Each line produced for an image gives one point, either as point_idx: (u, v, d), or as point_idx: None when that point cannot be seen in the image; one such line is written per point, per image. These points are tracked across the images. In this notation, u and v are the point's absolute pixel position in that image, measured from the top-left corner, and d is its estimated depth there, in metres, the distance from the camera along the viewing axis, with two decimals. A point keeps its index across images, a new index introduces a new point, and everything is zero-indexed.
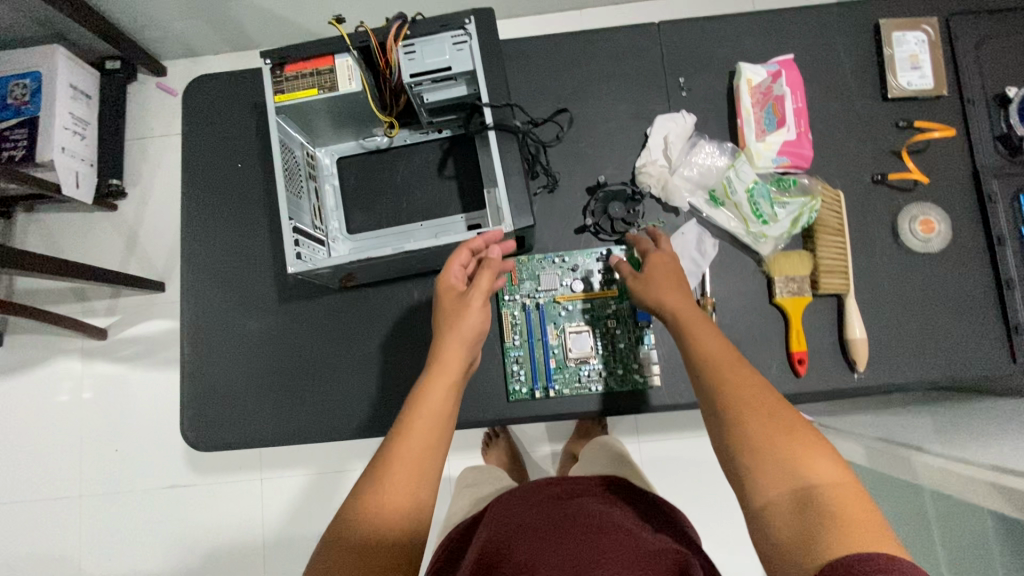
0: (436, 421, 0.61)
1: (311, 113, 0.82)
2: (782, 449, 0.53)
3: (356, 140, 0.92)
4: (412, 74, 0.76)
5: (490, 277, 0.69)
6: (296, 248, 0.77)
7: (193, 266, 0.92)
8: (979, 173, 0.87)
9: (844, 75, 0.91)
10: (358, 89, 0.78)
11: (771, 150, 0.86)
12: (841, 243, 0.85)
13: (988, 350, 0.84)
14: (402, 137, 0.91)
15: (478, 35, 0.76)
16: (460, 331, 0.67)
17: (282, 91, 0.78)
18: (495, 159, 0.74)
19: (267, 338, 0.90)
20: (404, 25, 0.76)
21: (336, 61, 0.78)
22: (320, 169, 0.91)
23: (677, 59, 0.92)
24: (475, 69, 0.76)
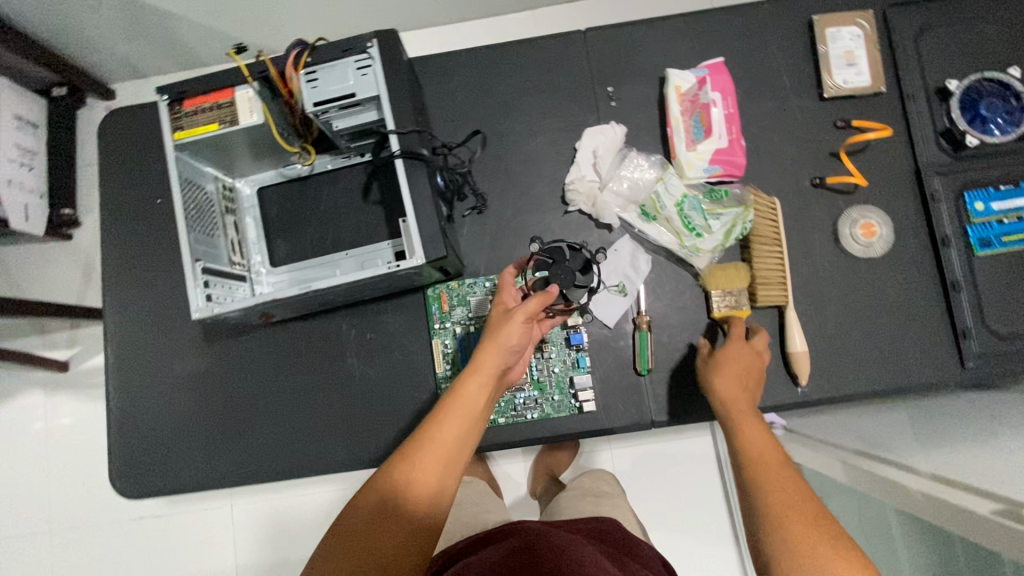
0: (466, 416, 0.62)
1: (220, 147, 0.79)
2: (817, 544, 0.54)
3: (276, 169, 0.89)
4: (315, 102, 0.73)
5: (537, 300, 0.66)
6: (205, 289, 0.74)
7: (116, 307, 0.89)
8: (921, 172, 0.84)
9: (779, 76, 0.88)
10: (260, 122, 0.74)
11: (702, 160, 0.83)
12: (780, 253, 0.82)
13: (935, 355, 0.81)
14: (323, 162, 0.88)
15: (382, 58, 0.73)
16: (501, 339, 0.65)
17: (182, 127, 0.75)
18: (404, 189, 0.71)
19: (195, 380, 0.87)
20: (303, 52, 0.73)
21: (236, 94, 0.74)
22: (240, 202, 0.88)
23: (605, 68, 0.89)
24: (380, 94, 0.73)
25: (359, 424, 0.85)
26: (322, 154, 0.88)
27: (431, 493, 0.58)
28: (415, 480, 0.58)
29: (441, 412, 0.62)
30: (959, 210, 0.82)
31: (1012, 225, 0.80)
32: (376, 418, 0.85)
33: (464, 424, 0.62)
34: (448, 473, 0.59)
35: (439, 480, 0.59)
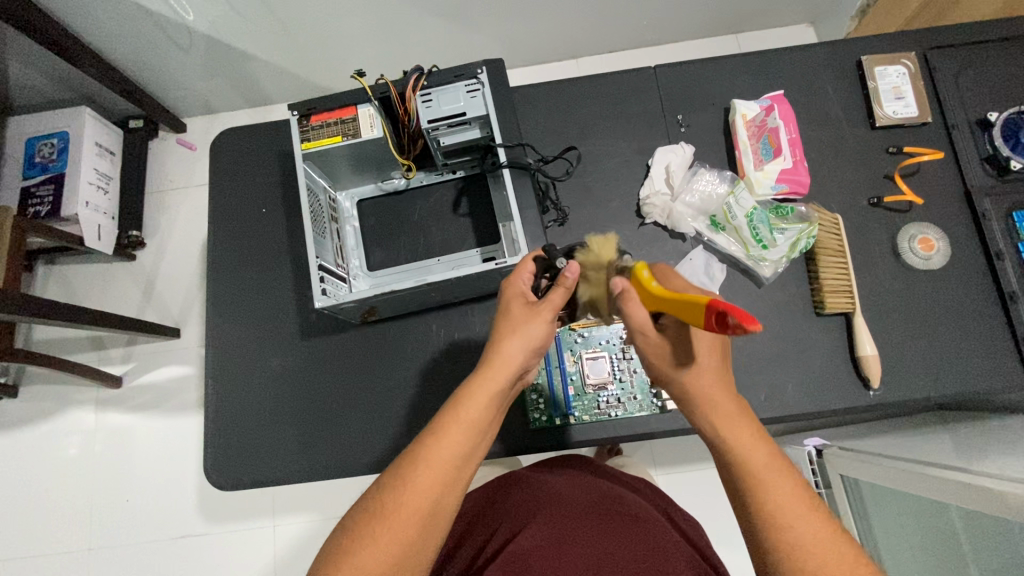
0: (455, 455, 0.59)
1: (335, 160, 0.88)
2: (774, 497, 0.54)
3: (375, 183, 0.97)
4: (429, 120, 0.81)
5: (562, 294, 0.65)
6: (321, 283, 0.80)
7: (219, 305, 0.95)
8: (971, 193, 0.91)
9: (833, 107, 0.97)
10: (379, 135, 0.84)
11: (769, 179, 0.90)
12: (844, 263, 0.87)
13: (999, 361, 0.85)
14: (420, 178, 0.97)
15: (490, 83, 0.83)
16: (523, 338, 0.65)
17: (309, 139, 0.85)
18: (511, 196, 0.81)
19: (288, 375, 0.92)
20: (421, 76, 0.82)
21: (359, 111, 0.85)
22: (341, 212, 0.96)
23: (675, 99, 0.98)
24: (489, 113, 0.82)
25: None
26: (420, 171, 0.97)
27: (424, 511, 0.56)
28: (408, 497, 0.56)
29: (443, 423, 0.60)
30: (1010, 227, 0.88)
31: None
32: None
33: (467, 436, 0.60)
34: (446, 490, 0.58)
35: (438, 494, 0.57)
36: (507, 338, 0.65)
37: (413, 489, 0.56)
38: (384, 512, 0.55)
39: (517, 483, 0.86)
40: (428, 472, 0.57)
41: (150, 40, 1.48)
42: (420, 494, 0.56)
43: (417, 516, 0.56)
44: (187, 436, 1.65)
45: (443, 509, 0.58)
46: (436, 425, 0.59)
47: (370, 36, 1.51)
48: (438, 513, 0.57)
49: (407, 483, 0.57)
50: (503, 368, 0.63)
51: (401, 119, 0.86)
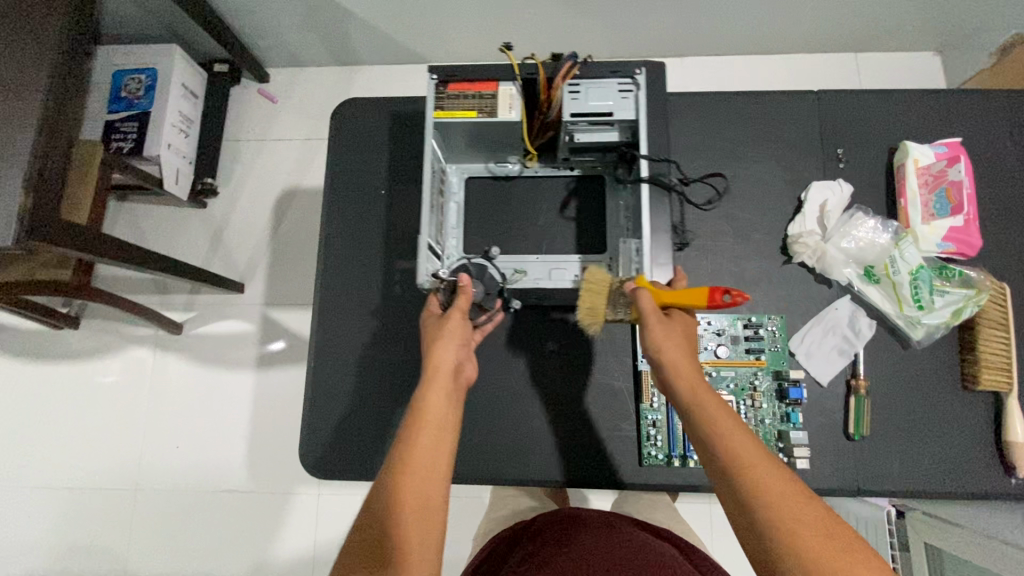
0: (427, 462, 0.60)
1: (460, 134, 0.82)
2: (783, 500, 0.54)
3: (487, 164, 0.91)
4: (571, 113, 0.76)
5: (465, 299, 0.71)
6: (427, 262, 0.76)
7: (330, 283, 0.91)
8: None
9: (1010, 163, 0.88)
10: (516, 119, 0.78)
11: (936, 234, 0.83)
12: (1006, 338, 0.81)
13: None
14: (541, 169, 0.90)
15: (644, 86, 0.75)
16: (444, 343, 0.68)
17: (442, 107, 0.78)
18: (644, 215, 0.75)
19: (394, 369, 0.88)
20: (575, 65, 0.76)
21: (500, 88, 0.78)
22: (448, 187, 0.89)
23: (836, 130, 0.91)
24: (638, 119, 0.75)
25: (553, 443, 0.84)
26: (543, 160, 0.90)
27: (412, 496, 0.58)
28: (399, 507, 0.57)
29: (408, 433, 0.61)
30: None
31: None
32: (573, 436, 0.84)
33: (432, 438, 0.61)
34: (430, 485, 0.59)
35: (423, 496, 0.58)
36: (435, 346, 0.68)
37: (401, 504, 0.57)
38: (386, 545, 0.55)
39: (539, 529, 0.76)
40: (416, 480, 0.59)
41: None
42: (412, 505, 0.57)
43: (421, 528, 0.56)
44: (240, 391, 1.64)
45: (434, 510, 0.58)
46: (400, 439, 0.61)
47: (482, 9, 1.42)
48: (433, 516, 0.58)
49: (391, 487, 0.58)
50: (441, 373, 0.66)
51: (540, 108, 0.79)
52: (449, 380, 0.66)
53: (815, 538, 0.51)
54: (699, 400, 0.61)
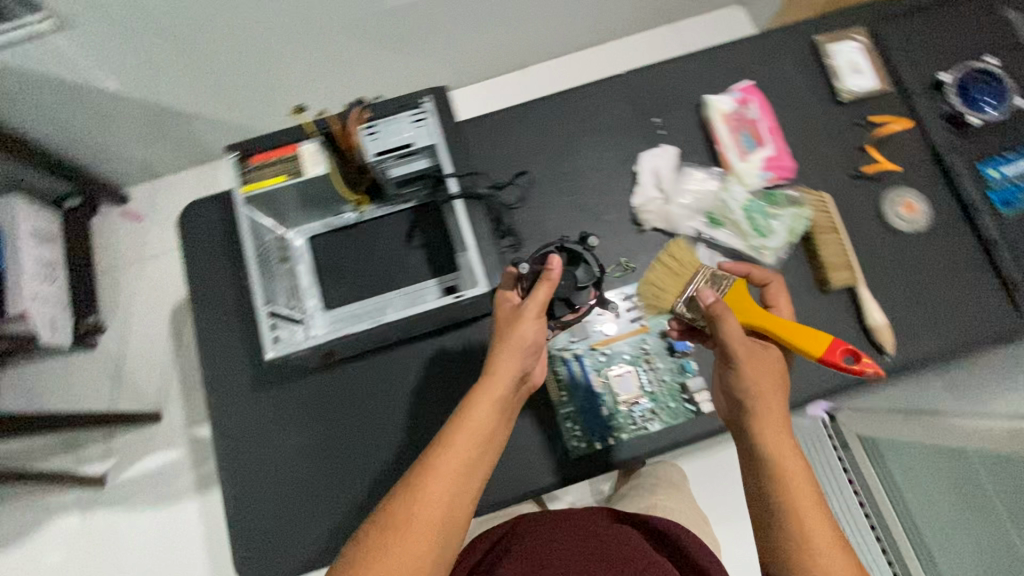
0: (461, 461, 0.64)
1: (280, 199, 0.83)
2: (807, 513, 0.63)
3: (324, 219, 0.93)
4: (375, 152, 0.79)
5: (546, 288, 0.69)
6: (272, 332, 0.78)
7: (219, 386, 0.89)
8: (939, 153, 0.96)
9: (799, 89, 1.00)
10: (323, 171, 0.79)
11: (755, 168, 0.92)
12: (842, 240, 0.89)
13: (992, 308, 0.90)
14: (373, 211, 0.92)
15: (436, 112, 0.81)
16: (517, 341, 0.69)
17: (249, 181, 0.79)
18: (465, 228, 0.77)
19: (307, 450, 0.87)
20: (363, 109, 0.80)
21: (300, 148, 0.80)
22: (292, 252, 0.91)
23: (649, 103, 0.99)
24: (436, 142, 0.79)
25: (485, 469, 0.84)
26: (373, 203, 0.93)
27: (443, 524, 0.61)
28: (422, 505, 0.61)
29: (453, 431, 0.66)
30: (979, 181, 0.94)
31: None
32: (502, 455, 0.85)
33: (473, 443, 0.65)
34: (457, 495, 0.63)
35: (449, 500, 0.62)
36: (499, 349, 0.69)
37: (423, 500, 0.61)
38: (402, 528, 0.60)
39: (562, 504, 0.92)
40: (436, 480, 0.63)
41: (78, 113, 1.38)
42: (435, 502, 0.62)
43: (441, 520, 0.61)
44: (188, 523, 1.54)
45: (458, 510, 0.63)
46: (447, 433, 0.65)
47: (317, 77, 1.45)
48: (452, 518, 0.62)
49: (420, 483, 0.62)
50: (499, 377, 0.68)
51: (338, 153, 0.80)
52: (506, 388, 0.69)
53: (824, 549, 0.61)
54: (762, 397, 0.69)
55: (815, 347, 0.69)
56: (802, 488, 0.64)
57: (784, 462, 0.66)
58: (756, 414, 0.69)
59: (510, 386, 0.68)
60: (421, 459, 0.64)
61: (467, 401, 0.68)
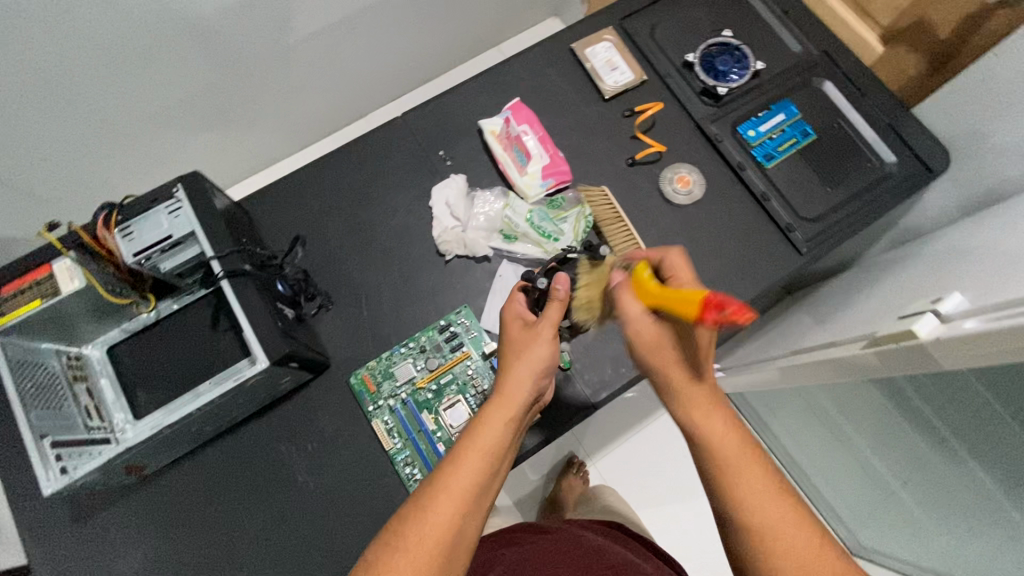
0: (471, 487, 0.60)
1: (56, 321, 0.82)
2: (752, 493, 0.57)
3: (120, 325, 0.90)
4: (134, 253, 0.79)
5: (558, 308, 0.73)
6: (57, 463, 0.73)
7: (34, 532, 0.83)
8: (701, 124, 1.03)
9: (568, 95, 1.06)
10: (81, 285, 0.79)
11: (536, 179, 0.96)
12: (625, 227, 0.94)
13: (778, 254, 0.97)
14: (168, 305, 0.90)
15: (189, 198, 0.82)
16: (530, 360, 0.71)
17: (3, 313, 0.78)
18: (238, 310, 0.76)
19: (146, 571, 0.83)
20: (111, 212, 0.80)
21: (53, 267, 0.80)
22: (91, 368, 0.88)
23: (431, 138, 1.02)
24: (194, 228, 0.80)
25: (333, 536, 0.84)
26: (165, 297, 0.90)
27: (443, 552, 0.56)
28: (428, 527, 0.56)
29: (460, 450, 0.62)
30: (740, 142, 1.02)
31: (781, 137, 1.01)
32: (350, 518, 0.85)
33: (485, 460, 0.62)
34: (468, 520, 0.58)
35: (454, 528, 0.57)
36: (517, 364, 0.70)
37: (428, 524, 0.57)
38: (390, 550, 0.56)
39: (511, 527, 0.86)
40: (448, 499, 0.58)
41: None
42: (438, 534, 0.56)
43: (446, 551, 0.56)
44: None
45: (464, 540, 0.58)
46: (454, 449, 0.62)
47: None
48: (459, 546, 0.58)
49: (426, 506, 0.58)
50: (513, 395, 0.68)
51: (102, 260, 0.82)
52: (521, 406, 0.68)
53: (776, 537, 0.55)
54: (682, 379, 0.64)
55: (689, 312, 0.58)
56: (748, 475, 0.58)
57: (723, 445, 0.60)
58: (682, 397, 0.64)
59: (522, 407, 0.68)
60: (429, 480, 0.61)
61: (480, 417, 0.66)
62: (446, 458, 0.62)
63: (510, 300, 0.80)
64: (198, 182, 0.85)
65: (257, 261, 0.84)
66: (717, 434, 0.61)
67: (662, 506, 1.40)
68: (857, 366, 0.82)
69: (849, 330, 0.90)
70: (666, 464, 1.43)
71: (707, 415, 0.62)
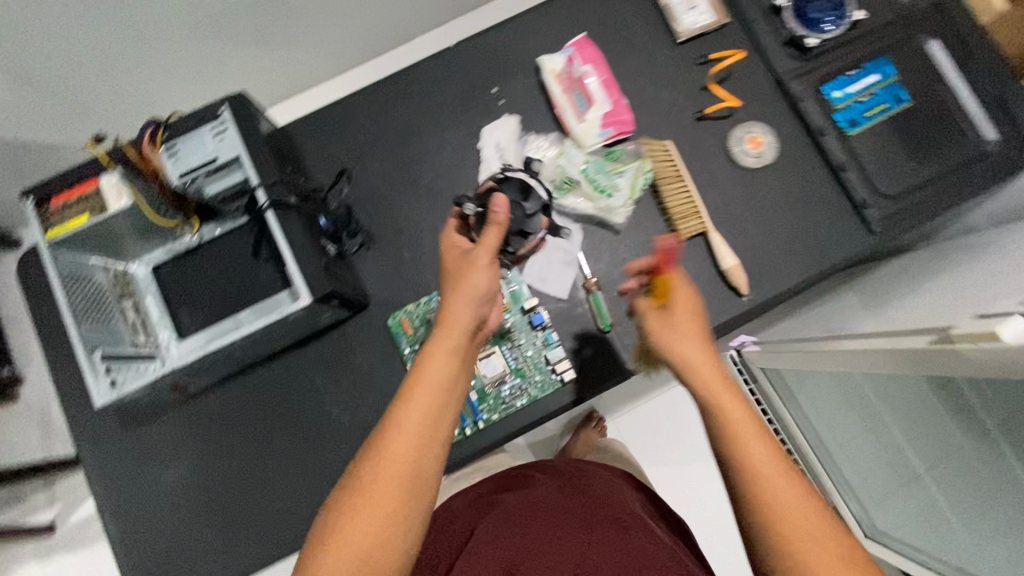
0: (428, 427, 0.60)
1: (104, 238, 0.82)
2: (771, 474, 0.56)
3: (164, 246, 0.89)
4: (180, 174, 0.80)
5: (497, 231, 0.69)
6: (106, 376, 0.76)
7: (89, 435, 0.88)
8: (781, 80, 0.94)
9: (637, 35, 0.96)
10: (128, 203, 0.79)
11: (594, 127, 0.90)
12: (686, 187, 0.89)
13: (845, 231, 0.90)
14: (211, 230, 0.86)
15: (234, 119, 0.80)
16: (470, 290, 0.68)
17: (53, 226, 0.79)
18: (282, 241, 0.75)
19: (189, 481, 0.87)
20: (159, 130, 0.81)
21: (101, 183, 0.81)
22: (137, 283, 0.88)
23: (484, 72, 0.95)
24: (239, 152, 0.79)
25: None
26: (208, 222, 0.86)
27: (403, 494, 0.57)
28: (389, 469, 0.57)
29: (409, 390, 0.62)
30: (822, 102, 0.92)
31: (871, 101, 0.91)
32: None
33: (438, 399, 0.62)
34: (424, 460, 0.59)
35: (412, 468, 0.58)
36: (456, 295, 0.68)
37: (387, 465, 0.58)
38: (357, 491, 0.57)
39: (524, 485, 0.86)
40: (403, 440, 0.59)
41: None
42: (397, 475, 0.57)
43: (404, 493, 0.57)
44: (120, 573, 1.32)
45: (423, 478, 0.59)
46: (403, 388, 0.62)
47: None
48: (420, 487, 0.58)
49: (384, 448, 0.58)
50: (456, 326, 0.66)
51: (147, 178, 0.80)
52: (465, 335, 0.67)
53: (794, 514, 0.54)
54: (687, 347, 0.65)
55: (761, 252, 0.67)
56: (762, 449, 0.58)
57: (733, 416, 0.60)
58: (689, 365, 0.65)
59: (466, 337, 0.66)
60: (384, 420, 0.61)
61: (426, 353, 0.65)
62: (396, 399, 0.62)
63: (444, 236, 0.75)
64: (244, 104, 0.82)
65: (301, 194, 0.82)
66: (728, 408, 0.60)
67: (680, 463, 1.41)
68: (928, 363, 0.75)
69: (896, 323, 0.86)
70: (687, 427, 1.42)
71: (716, 390, 0.62)
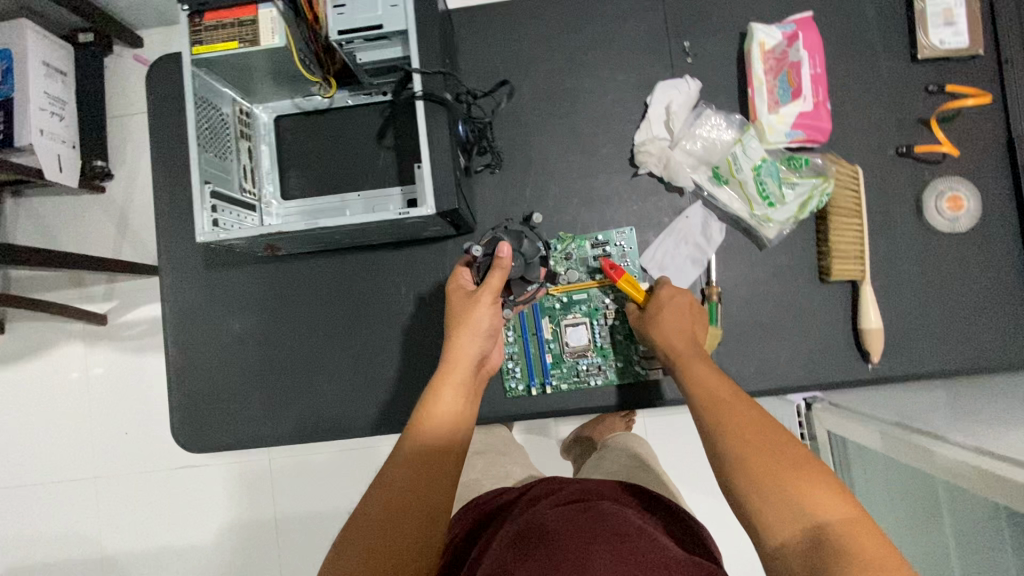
0: (434, 448, 0.62)
1: (242, 69, 0.77)
2: (786, 479, 0.51)
3: (292, 99, 0.85)
4: (339, 30, 0.70)
5: (499, 276, 0.68)
6: (211, 214, 0.72)
7: (174, 265, 0.88)
8: (1015, 143, 0.79)
9: (868, 36, 0.82)
10: (280, 44, 0.73)
11: (783, 124, 0.79)
12: (859, 225, 0.78)
13: (1014, 335, 0.78)
14: (343, 98, 0.84)
15: None
16: (472, 325, 0.68)
17: (200, 42, 0.73)
18: (422, 134, 0.69)
19: (253, 338, 0.87)
20: None
21: (259, 12, 0.73)
22: (256, 127, 0.85)
23: (681, 22, 0.84)
24: (408, 29, 0.69)
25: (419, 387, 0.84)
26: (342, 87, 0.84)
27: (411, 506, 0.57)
28: (394, 489, 0.58)
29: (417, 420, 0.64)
30: None
31: None
32: None
33: (444, 425, 0.64)
34: (431, 476, 0.60)
35: (420, 489, 0.58)
36: (460, 332, 0.69)
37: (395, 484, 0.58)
38: (365, 510, 0.57)
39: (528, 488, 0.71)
40: (408, 464, 0.60)
41: None
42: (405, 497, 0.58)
43: (418, 517, 0.57)
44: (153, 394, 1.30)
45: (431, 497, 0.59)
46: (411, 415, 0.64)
47: None
48: (429, 502, 0.58)
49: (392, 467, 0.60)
50: (459, 361, 0.68)
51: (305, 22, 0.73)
52: (469, 370, 0.68)
53: (831, 525, 0.47)
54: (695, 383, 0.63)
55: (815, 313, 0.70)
56: (775, 457, 0.53)
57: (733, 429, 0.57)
58: (699, 400, 0.62)
59: (467, 373, 0.68)
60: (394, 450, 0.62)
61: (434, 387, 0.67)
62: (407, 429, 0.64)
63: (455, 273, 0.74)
64: None
65: (451, 92, 0.76)
66: (728, 420, 0.58)
67: None
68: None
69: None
70: None
71: (725, 410, 0.59)
